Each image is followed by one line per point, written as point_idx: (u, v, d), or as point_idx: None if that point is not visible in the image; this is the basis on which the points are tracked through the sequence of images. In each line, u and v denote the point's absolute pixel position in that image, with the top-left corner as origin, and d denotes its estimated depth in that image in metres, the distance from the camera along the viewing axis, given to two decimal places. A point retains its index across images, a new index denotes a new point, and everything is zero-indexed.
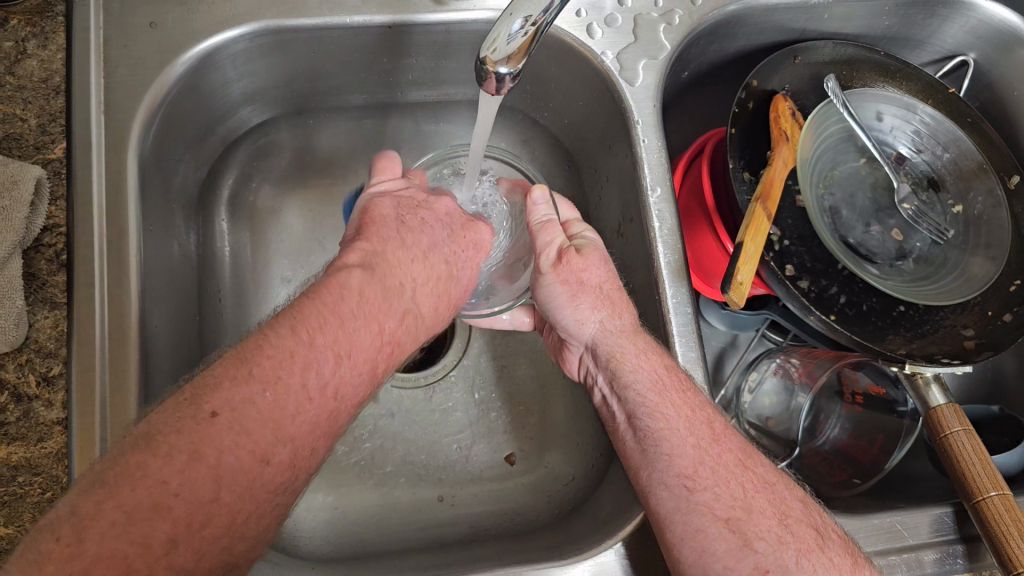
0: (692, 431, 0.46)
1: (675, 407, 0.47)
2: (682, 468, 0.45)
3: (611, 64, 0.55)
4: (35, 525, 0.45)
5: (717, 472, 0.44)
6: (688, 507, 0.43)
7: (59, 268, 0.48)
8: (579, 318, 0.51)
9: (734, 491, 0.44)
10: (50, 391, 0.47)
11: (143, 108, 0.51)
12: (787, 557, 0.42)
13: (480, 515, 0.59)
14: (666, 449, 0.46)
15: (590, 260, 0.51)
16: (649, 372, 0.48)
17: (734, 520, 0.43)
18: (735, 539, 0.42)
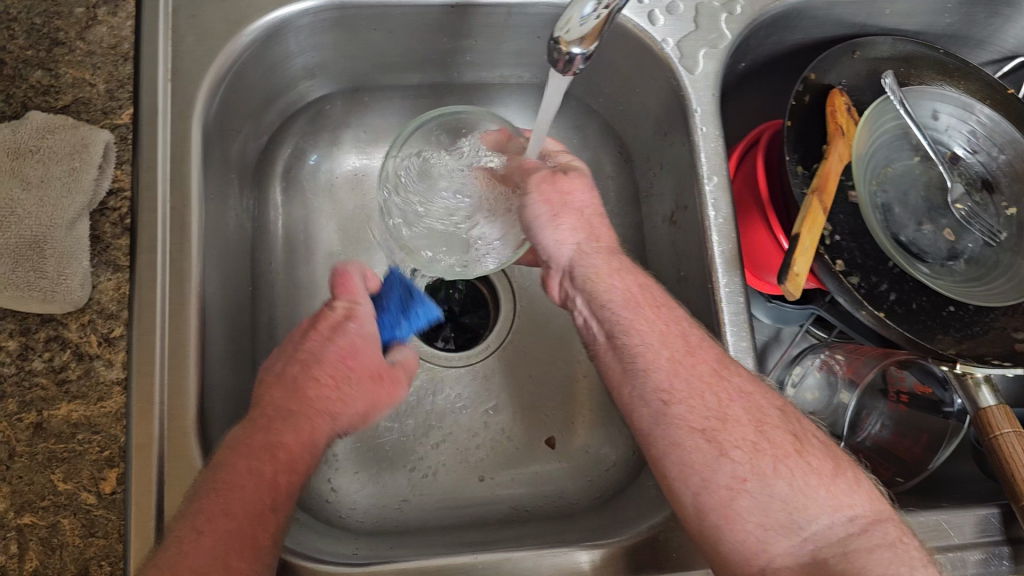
0: (667, 345, 0.48)
1: (651, 323, 0.49)
2: (657, 383, 0.46)
3: (672, 52, 0.55)
4: (92, 482, 0.46)
5: (691, 384, 0.46)
6: (665, 422, 0.45)
7: (123, 231, 0.49)
8: (559, 238, 0.52)
9: (709, 403, 0.45)
10: (111, 352, 0.47)
11: (208, 80, 0.52)
12: (763, 464, 0.43)
13: (520, 497, 0.60)
14: (642, 365, 0.47)
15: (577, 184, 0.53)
16: (622, 288, 0.51)
17: (709, 431, 0.44)
18: (711, 449, 0.43)
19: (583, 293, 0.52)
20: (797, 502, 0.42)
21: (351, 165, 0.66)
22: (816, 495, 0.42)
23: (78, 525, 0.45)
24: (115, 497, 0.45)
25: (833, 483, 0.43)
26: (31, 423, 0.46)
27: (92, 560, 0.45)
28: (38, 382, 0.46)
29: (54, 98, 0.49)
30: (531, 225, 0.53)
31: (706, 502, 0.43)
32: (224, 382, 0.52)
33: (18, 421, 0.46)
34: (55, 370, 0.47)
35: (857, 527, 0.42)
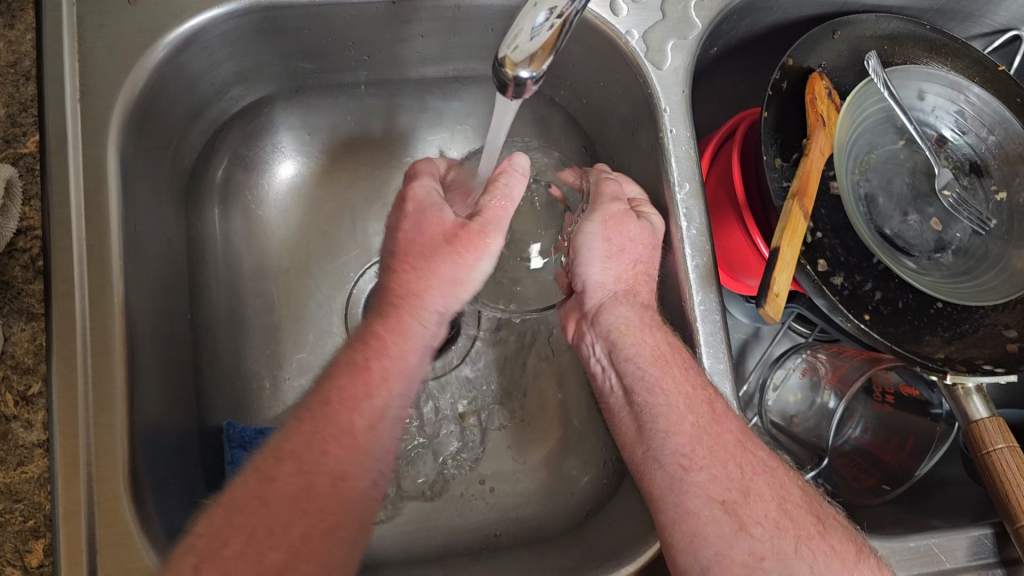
0: (691, 408, 0.43)
1: (676, 382, 0.44)
2: (677, 447, 0.42)
3: (637, 46, 0.50)
4: (19, 554, 0.43)
5: (714, 453, 0.42)
6: (681, 486, 0.41)
7: (35, 275, 0.44)
8: (603, 278, 0.49)
9: (731, 472, 0.41)
10: (29, 411, 0.44)
11: (122, 98, 0.46)
12: (785, 544, 0.39)
13: (488, 521, 0.56)
14: (663, 427, 0.43)
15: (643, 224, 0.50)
16: (657, 338, 0.46)
17: (729, 502, 0.40)
18: (729, 523, 0.39)
19: (606, 341, 0.48)
20: None
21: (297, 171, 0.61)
22: None
23: None
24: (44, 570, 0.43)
25: (856, 567, 0.39)
26: None
27: None
28: None
29: None
30: (579, 253, 0.49)
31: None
32: (162, 426, 0.48)
33: None
34: None
35: None
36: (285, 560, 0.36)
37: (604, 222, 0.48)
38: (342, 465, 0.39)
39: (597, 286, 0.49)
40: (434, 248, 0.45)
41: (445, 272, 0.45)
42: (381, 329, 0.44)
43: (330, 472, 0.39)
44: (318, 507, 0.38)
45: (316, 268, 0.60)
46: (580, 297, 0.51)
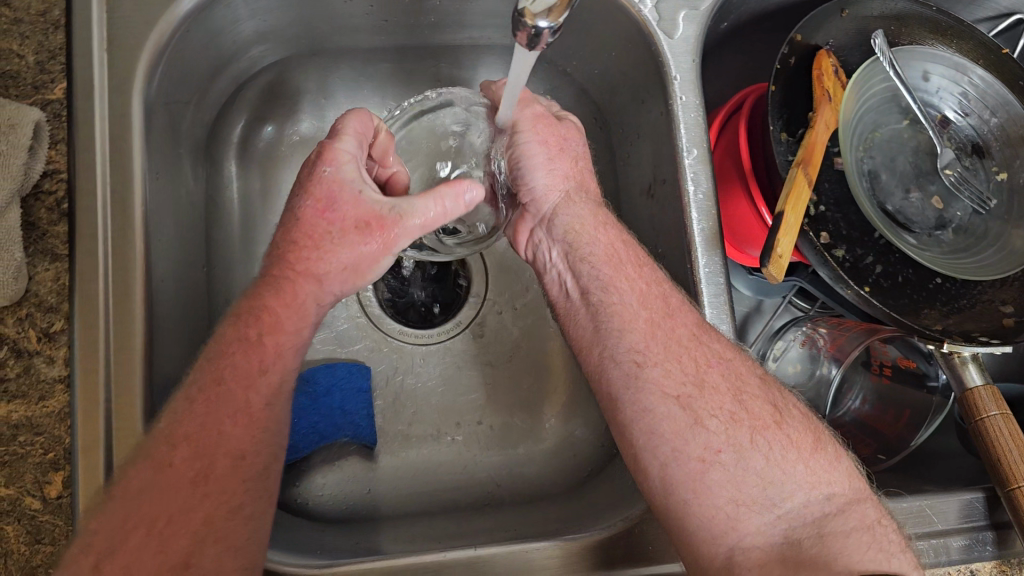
0: (646, 306, 0.46)
1: (630, 281, 0.47)
2: (632, 344, 0.44)
3: (650, 14, 0.52)
4: (37, 486, 0.43)
5: (668, 347, 0.44)
6: (637, 384, 0.43)
7: (60, 217, 0.46)
8: (549, 183, 0.50)
9: (686, 366, 0.43)
10: (51, 348, 0.44)
11: (148, 50, 0.48)
12: (740, 436, 0.42)
13: (490, 479, 0.58)
14: (618, 325, 0.46)
15: (568, 133, 0.51)
16: (610, 240, 0.49)
17: (684, 397, 0.42)
18: (686, 417, 0.42)
19: (562, 243, 0.50)
20: (772, 477, 0.41)
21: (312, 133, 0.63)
22: (794, 470, 0.41)
23: (22, 532, 0.43)
24: (61, 502, 0.43)
25: (811, 457, 0.42)
26: None
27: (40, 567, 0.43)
28: None
29: None
30: (517, 161, 0.50)
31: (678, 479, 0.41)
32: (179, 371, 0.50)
33: None
34: None
35: (834, 505, 0.41)
36: (186, 547, 0.38)
37: (539, 132, 0.49)
38: (241, 445, 0.41)
39: (542, 192, 0.50)
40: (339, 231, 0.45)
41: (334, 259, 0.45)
42: (273, 300, 0.45)
43: (228, 454, 0.41)
44: (217, 489, 0.39)
45: None
46: (527, 205, 0.52)
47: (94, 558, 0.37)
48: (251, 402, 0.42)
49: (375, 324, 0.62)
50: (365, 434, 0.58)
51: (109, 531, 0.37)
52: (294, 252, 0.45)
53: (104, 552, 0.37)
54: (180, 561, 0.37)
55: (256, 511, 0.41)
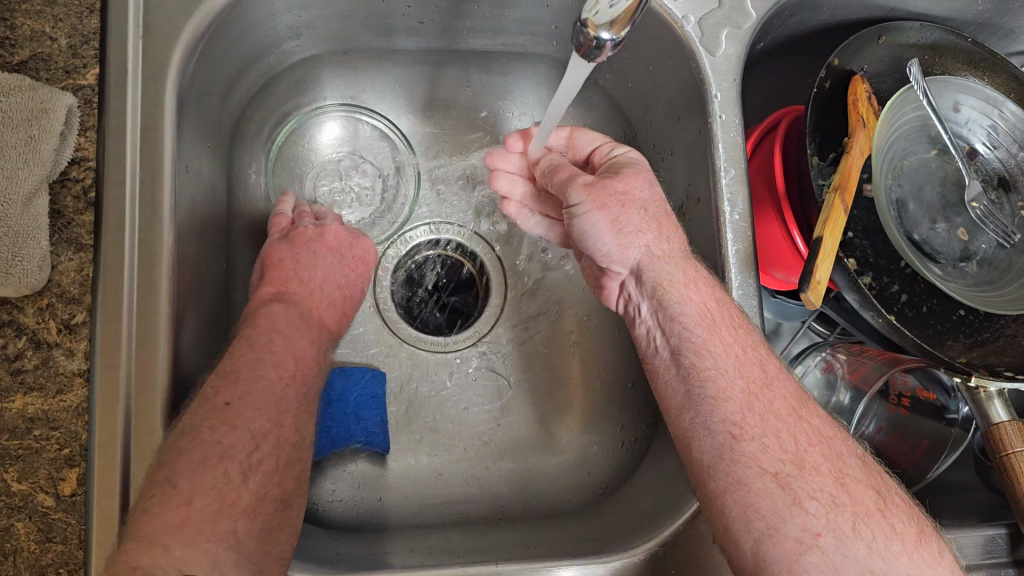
0: (742, 372, 0.45)
1: (724, 345, 0.45)
2: (727, 415, 0.43)
3: (693, 31, 0.51)
4: (51, 483, 0.42)
5: (766, 422, 0.43)
6: (733, 458, 0.42)
7: (87, 206, 0.44)
8: (623, 244, 0.48)
9: (785, 443, 0.43)
10: (72, 340, 0.43)
11: (184, 38, 0.47)
12: (841, 521, 0.40)
13: (505, 493, 0.56)
14: (713, 393, 0.44)
15: (628, 189, 0.48)
16: (699, 299, 0.47)
17: (783, 475, 0.41)
18: (784, 496, 0.41)
19: (652, 300, 0.48)
20: (872, 565, 0.40)
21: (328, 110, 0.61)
22: (896, 560, 0.40)
23: (34, 529, 0.41)
24: (76, 500, 0.42)
25: (914, 551, 0.41)
26: None
27: (49, 567, 0.41)
28: None
29: (10, 52, 0.46)
30: (584, 232, 0.48)
31: (767, 557, 0.40)
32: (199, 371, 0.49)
33: None
34: (10, 360, 0.43)
35: None
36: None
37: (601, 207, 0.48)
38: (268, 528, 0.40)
39: (622, 257, 0.49)
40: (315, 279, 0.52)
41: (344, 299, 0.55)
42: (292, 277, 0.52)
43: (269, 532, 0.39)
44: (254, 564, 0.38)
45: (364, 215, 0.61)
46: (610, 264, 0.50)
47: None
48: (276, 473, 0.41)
49: (391, 329, 0.61)
50: (377, 441, 0.56)
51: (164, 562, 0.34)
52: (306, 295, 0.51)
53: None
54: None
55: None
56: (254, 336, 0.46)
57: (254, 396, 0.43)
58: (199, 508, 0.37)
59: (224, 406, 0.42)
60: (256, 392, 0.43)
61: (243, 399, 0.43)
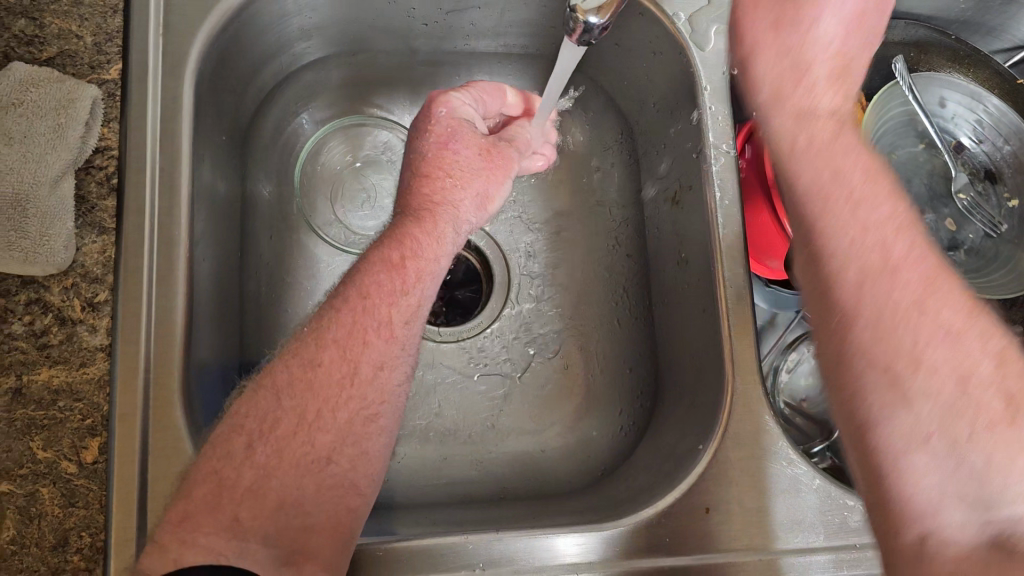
0: (855, 252, 0.36)
1: (874, 234, 0.36)
2: (833, 253, 0.36)
3: (684, 27, 0.54)
4: (74, 451, 0.44)
5: (880, 300, 0.35)
6: (826, 319, 0.36)
7: (109, 192, 0.47)
8: (757, 74, 0.41)
9: (909, 335, 0.34)
10: (95, 317, 0.45)
11: (200, 39, 0.50)
12: (958, 427, 0.33)
13: (510, 472, 0.58)
14: (829, 268, 0.36)
15: (817, 88, 0.40)
16: (890, 220, 0.36)
17: (890, 372, 0.34)
18: (884, 372, 0.34)
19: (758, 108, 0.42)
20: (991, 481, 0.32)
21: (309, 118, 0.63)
22: None
23: (57, 495, 0.43)
24: (97, 468, 0.44)
25: None
26: (9, 388, 0.44)
27: (72, 531, 0.43)
28: (17, 347, 0.45)
29: (38, 49, 0.48)
30: None
31: (891, 542, 0.34)
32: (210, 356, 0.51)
33: None
34: (36, 335, 0.45)
35: None
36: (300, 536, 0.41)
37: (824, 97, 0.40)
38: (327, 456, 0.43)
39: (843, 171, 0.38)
40: (473, 165, 0.53)
41: (502, 184, 0.54)
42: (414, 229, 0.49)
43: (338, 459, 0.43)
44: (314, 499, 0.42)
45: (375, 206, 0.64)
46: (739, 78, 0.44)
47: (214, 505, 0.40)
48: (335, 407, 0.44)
49: None
50: None
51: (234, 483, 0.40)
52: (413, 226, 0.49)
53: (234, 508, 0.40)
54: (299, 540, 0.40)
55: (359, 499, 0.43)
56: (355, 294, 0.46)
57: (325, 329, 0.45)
58: (261, 462, 0.41)
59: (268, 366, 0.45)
60: (306, 333, 0.46)
61: (291, 347, 0.45)
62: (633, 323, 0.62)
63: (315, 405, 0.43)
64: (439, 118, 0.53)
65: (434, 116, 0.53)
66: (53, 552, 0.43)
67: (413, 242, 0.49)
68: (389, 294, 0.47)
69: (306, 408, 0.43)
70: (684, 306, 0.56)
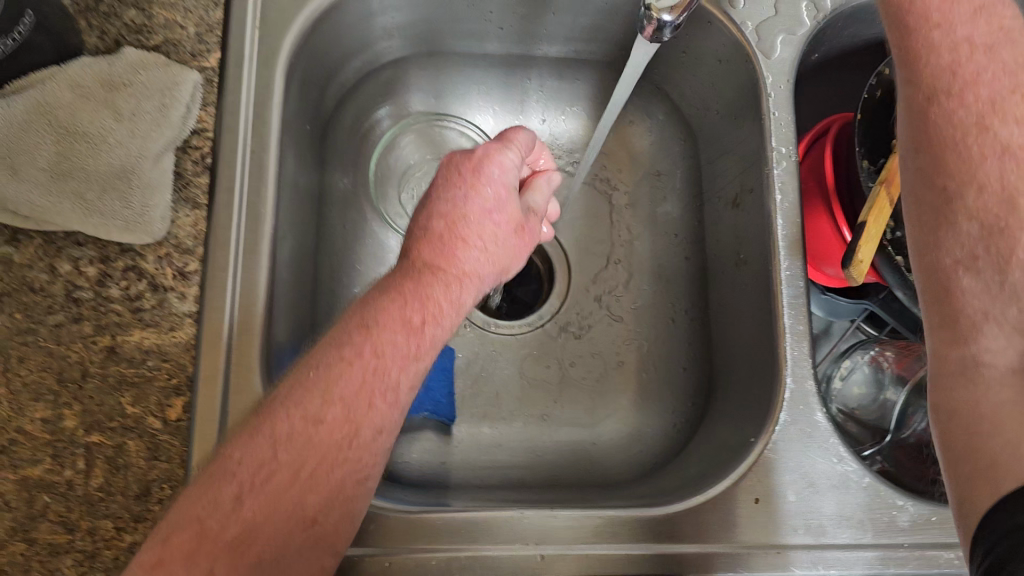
0: (982, 86, 0.43)
1: (986, 70, 0.43)
2: (936, 93, 0.43)
3: (750, 36, 0.56)
4: (159, 408, 0.47)
5: (952, 134, 0.43)
6: (914, 122, 0.44)
7: (204, 170, 0.51)
8: None
9: (974, 150, 0.42)
10: (184, 285, 0.49)
11: (289, 37, 0.55)
12: (1006, 224, 0.40)
13: (561, 461, 0.60)
14: (945, 94, 0.43)
15: (951, 5, 0.44)
16: (973, 33, 0.44)
17: (948, 184, 0.42)
18: (969, 160, 0.42)
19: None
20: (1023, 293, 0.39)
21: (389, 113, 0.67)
22: None
23: (144, 448, 0.46)
24: (180, 424, 0.47)
25: None
26: (105, 347, 0.47)
27: (155, 483, 0.46)
28: (113, 309, 0.48)
29: (146, 37, 0.51)
30: None
31: (942, 356, 0.41)
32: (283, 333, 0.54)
33: (92, 343, 0.47)
34: (131, 299, 0.48)
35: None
36: None
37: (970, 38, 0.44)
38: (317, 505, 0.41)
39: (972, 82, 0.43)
40: (502, 235, 0.49)
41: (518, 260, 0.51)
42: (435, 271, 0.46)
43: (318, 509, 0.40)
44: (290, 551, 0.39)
45: None
46: None
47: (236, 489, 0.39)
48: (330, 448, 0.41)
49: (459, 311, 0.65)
50: (442, 409, 0.61)
51: (253, 468, 0.40)
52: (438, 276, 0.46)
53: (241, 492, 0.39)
54: None
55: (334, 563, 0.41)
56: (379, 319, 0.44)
57: (334, 376, 0.42)
58: (247, 516, 0.39)
59: (264, 406, 0.42)
60: (306, 379, 0.43)
61: (292, 391, 0.42)
62: (688, 325, 0.63)
63: (313, 461, 0.41)
64: (482, 177, 0.48)
65: (480, 174, 0.49)
66: (136, 501, 0.45)
67: (436, 307, 0.45)
68: (404, 359, 0.44)
69: (303, 463, 0.41)
70: (740, 307, 0.57)
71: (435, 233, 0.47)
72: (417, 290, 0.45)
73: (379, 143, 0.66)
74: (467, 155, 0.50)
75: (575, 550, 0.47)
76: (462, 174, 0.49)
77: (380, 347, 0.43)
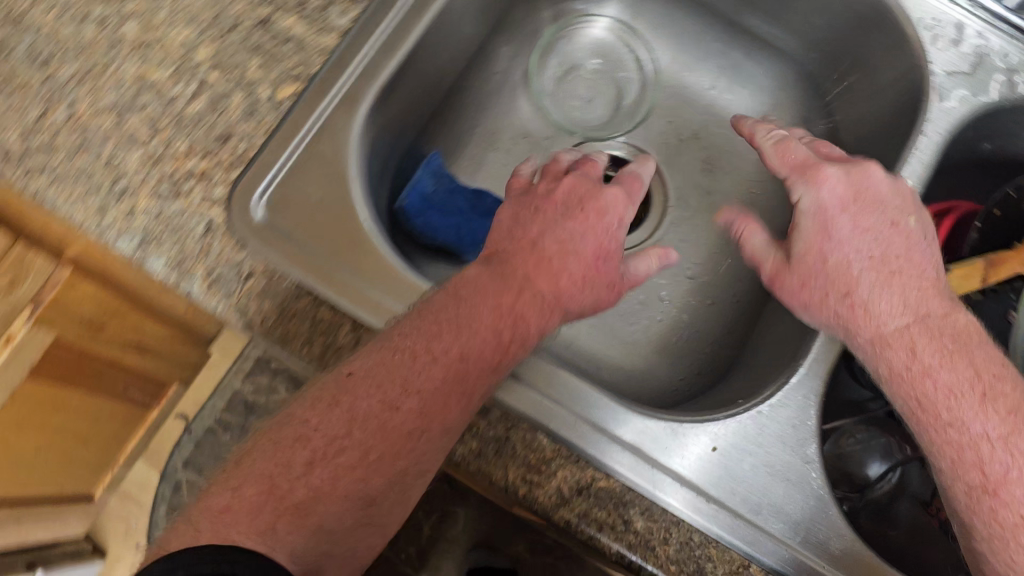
0: (903, 287, 0.48)
1: (910, 267, 0.49)
2: (871, 301, 0.48)
3: (937, 77, 0.54)
4: (273, 83, 0.52)
5: (920, 327, 0.47)
6: (875, 349, 0.48)
7: None
8: (857, 226, 0.50)
9: (930, 348, 0.46)
10: (349, 5, 0.54)
11: None
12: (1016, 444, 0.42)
13: (569, 354, 0.62)
14: (862, 313, 0.48)
15: (868, 224, 0.50)
16: (870, 252, 0.50)
17: (921, 384, 0.46)
18: (916, 369, 0.46)
19: (818, 225, 0.51)
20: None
21: (581, 10, 0.73)
22: None
23: (242, 105, 0.51)
24: (281, 103, 0.52)
25: None
26: (262, 17, 0.53)
27: (235, 134, 0.51)
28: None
29: None
30: (813, 212, 0.52)
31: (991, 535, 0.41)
32: (391, 124, 0.59)
33: (256, 9, 0.53)
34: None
35: None
36: (329, 552, 0.41)
37: (863, 278, 0.49)
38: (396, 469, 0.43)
39: (883, 325, 0.48)
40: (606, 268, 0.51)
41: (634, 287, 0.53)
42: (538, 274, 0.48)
43: (402, 495, 0.43)
44: (393, 502, 0.43)
45: (569, 99, 0.71)
46: (799, 222, 0.53)
47: (310, 454, 0.42)
48: (425, 414, 0.43)
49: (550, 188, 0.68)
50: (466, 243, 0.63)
51: (327, 438, 0.42)
52: (541, 265, 0.49)
53: (319, 452, 0.42)
54: (366, 513, 0.42)
55: (382, 538, 0.44)
56: (466, 291, 0.47)
57: (416, 322, 0.45)
58: (316, 484, 0.41)
59: (344, 376, 0.43)
60: (385, 359, 0.44)
61: (364, 373, 0.43)
62: (741, 313, 0.64)
63: (381, 446, 0.42)
64: (601, 219, 0.51)
65: (602, 214, 0.52)
66: (214, 141, 0.51)
67: (524, 323, 0.47)
68: (489, 358, 0.45)
69: (372, 446, 0.42)
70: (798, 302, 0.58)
71: (540, 246, 0.50)
72: (501, 285, 0.47)
73: (535, 50, 0.71)
74: (578, 189, 0.52)
75: (526, 419, 0.49)
76: (575, 198, 0.52)
77: (467, 347, 0.45)
